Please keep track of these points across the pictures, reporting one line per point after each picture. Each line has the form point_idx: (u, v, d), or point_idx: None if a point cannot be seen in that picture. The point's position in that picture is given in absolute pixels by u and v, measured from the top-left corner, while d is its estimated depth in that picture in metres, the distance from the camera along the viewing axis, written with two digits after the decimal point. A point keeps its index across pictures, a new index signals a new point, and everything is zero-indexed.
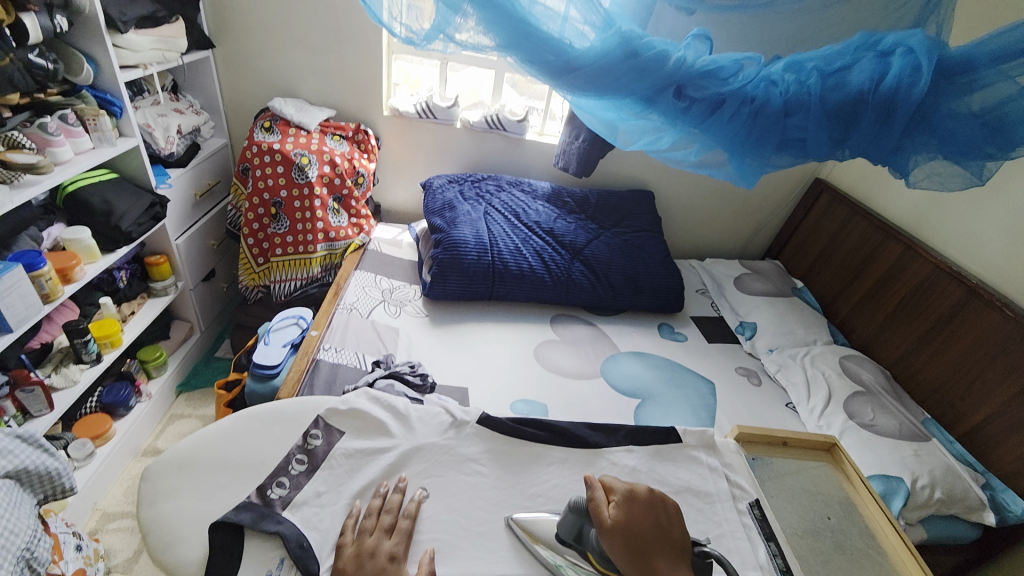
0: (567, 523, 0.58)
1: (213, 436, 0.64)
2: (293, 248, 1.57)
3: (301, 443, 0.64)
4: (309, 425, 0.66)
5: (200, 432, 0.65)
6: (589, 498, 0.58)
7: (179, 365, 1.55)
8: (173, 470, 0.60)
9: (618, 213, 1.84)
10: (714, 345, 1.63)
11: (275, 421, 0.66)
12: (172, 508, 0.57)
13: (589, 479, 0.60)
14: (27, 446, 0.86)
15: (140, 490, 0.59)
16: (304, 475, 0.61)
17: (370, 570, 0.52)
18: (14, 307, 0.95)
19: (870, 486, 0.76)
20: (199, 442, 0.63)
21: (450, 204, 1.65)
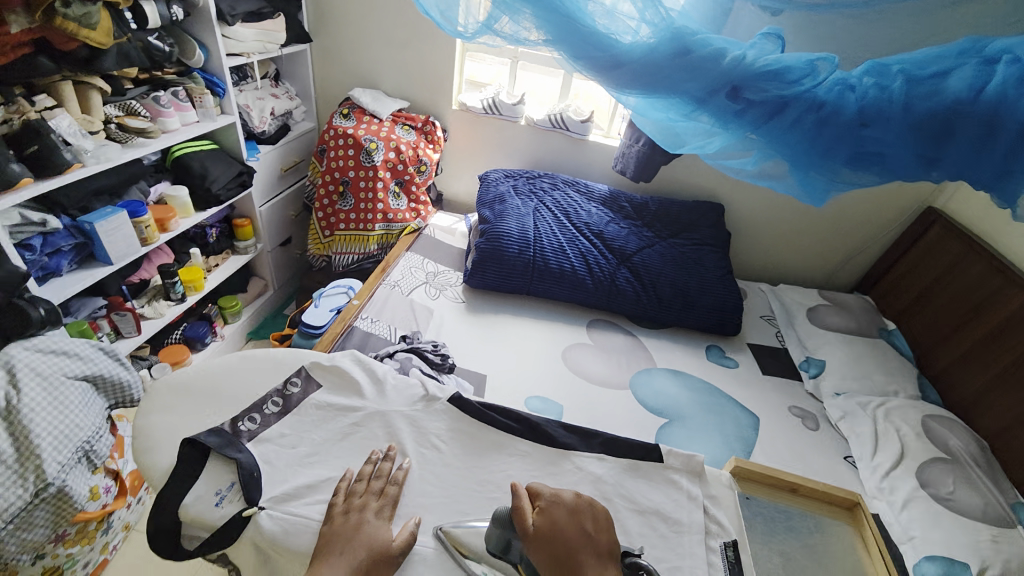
0: (494, 536, 0.56)
1: (211, 369, 0.70)
2: (355, 225, 1.70)
3: (279, 388, 0.69)
4: (291, 374, 0.71)
5: (204, 363, 0.72)
6: (514, 506, 0.56)
7: (251, 316, 1.76)
8: (171, 390, 0.67)
9: (678, 223, 1.74)
10: (768, 378, 1.47)
11: (266, 365, 0.72)
12: (161, 420, 0.63)
13: (514, 488, 0.58)
14: (106, 357, 1.04)
15: (141, 401, 0.66)
16: (275, 416, 0.66)
17: (354, 522, 0.55)
18: (117, 244, 1.17)
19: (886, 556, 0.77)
20: (200, 370, 0.70)
21: (502, 197, 1.68)
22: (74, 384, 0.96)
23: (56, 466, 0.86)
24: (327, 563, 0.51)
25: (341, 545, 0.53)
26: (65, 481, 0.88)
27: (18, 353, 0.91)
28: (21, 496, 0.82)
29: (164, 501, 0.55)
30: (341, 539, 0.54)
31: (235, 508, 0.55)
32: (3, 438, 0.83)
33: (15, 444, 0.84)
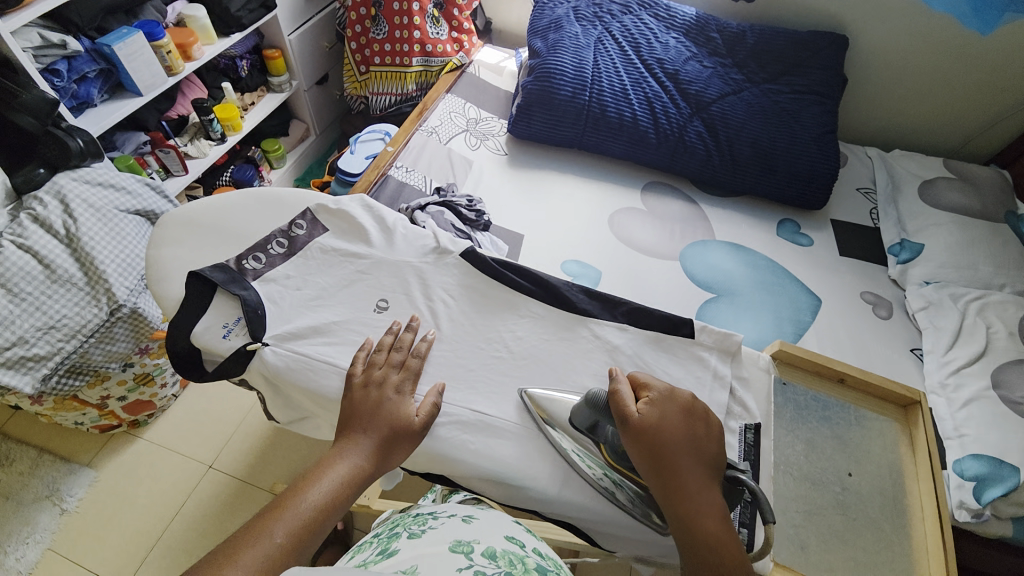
0: (581, 414, 0.54)
1: (223, 205, 0.68)
2: (391, 59, 1.52)
3: (284, 229, 0.67)
4: (297, 216, 0.68)
5: (211, 198, 0.69)
6: (613, 390, 0.53)
7: (296, 161, 1.73)
8: (180, 224, 0.66)
9: (782, 61, 1.38)
10: (845, 260, 1.28)
11: (272, 204, 0.69)
12: (169, 253, 0.64)
13: (615, 373, 0.55)
14: (154, 194, 1.08)
15: (153, 233, 0.66)
16: (281, 257, 0.65)
17: (375, 398, 0.54)
18: (141, 72, 1.12)
19: (935, 455, 0.71)
20: (207, 205, 0.68)
21: (557, 24, 1.40)
22: (127, 218, 1.01)
23: (127, 290, 0.96)
24: (352, 436, 0.53)
25: (365, 419, 0.54)
26: (138, 303, 0.97)
27: (66, 184, 0.96)
28: (96, 315, 0.93)
29: (176, 328, 0.57)
30: (363, 414, 0.54)
31: (242, 341, 0.57)
32: (71, 263, 0.93)
33: (83, 268, 0.94)
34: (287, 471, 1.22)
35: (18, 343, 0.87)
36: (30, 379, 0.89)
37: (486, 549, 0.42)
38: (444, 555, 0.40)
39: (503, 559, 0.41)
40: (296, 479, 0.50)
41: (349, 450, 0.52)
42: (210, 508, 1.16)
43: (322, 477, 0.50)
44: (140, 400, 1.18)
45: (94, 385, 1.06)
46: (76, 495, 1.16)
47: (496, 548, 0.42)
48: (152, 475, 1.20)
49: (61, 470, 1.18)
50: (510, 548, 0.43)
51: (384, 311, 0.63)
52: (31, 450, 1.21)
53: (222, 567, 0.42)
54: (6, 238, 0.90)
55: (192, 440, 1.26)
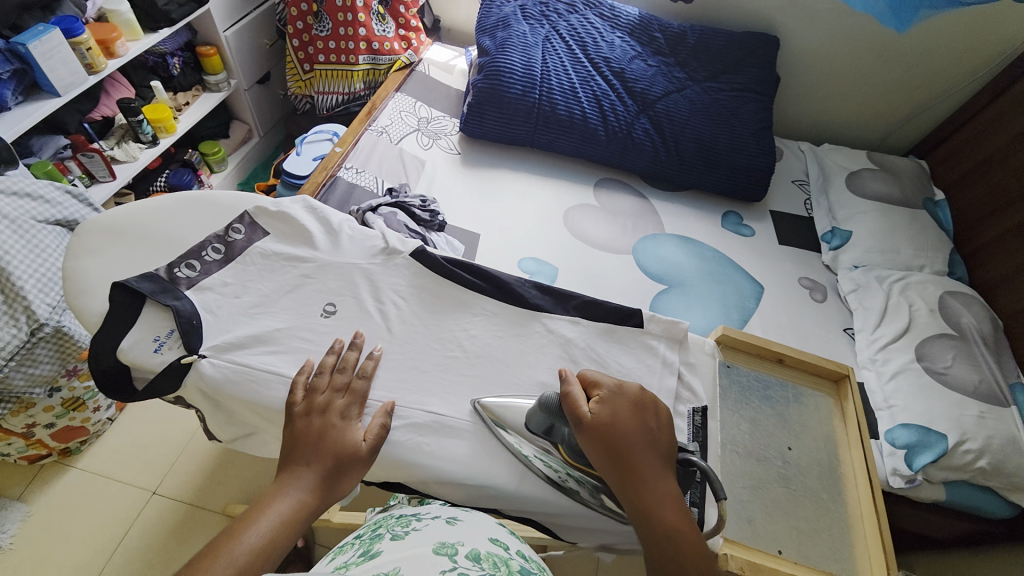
0: (537, 418, 0.54)
1: (149, 212, 0.64)
2: (336, 57, 1.48)
3: (220, 234, 0.63)
4: (234, 220, 0.65)
5: (137, 204, 0.65)
6: (565, 393, 0.54)
7: (239, 165, 1.65)
8: (101, 232, 0.61)
9: (720, 60, 1.44)
10: (784, 249, 1.36)
11: (206, 208, 0.65)
12: (89, 264, 0.59)
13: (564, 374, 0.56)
14: (76, 201, 1.00)
15: (70, 243, 0.61)
16: (217, 264, 0.61)
17: (318, 426, 0.52)
18: (58, 72, 1.03)
19: (863, 424, 0.76)
20: (132, 211, 0.63)
21: (505, 22, 1.40)
22: (45, 228, 0.92)
23: (47, 308, 0.88)
24: (294, 470, 0.50)
25: (308, 450, 0.51)
26: (61, 322, 0.91)
27: None
28: (15, 337, 0.85)
29: (100, 344, 0.53)
30: (306, 444, 0.51)
31: (176, 355, 0.54)
32: None
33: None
34: (243, 489, 1.17)
35: None
36: None
37: (470, 551, 0.40)
38: (428, 557, 0.38)
39: (488, 560, 0.39)
40: (230, 522, 0.46)
41: (291, 486, 0.49)
42: (160, 534, 1.09)
43: (261, 518, 0.46)
44: (72, 425, 1.09)
45: (18, 413, 0.98)
46: (11, 530, 1.06)
47: (481, 549, 0.41)
48: (90, 506, 1.11)
49: None
50: (494, 551, 0.42)
51: (332, 316, 0.61)
52: None
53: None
54: None
55: (136, 464, 1.17)
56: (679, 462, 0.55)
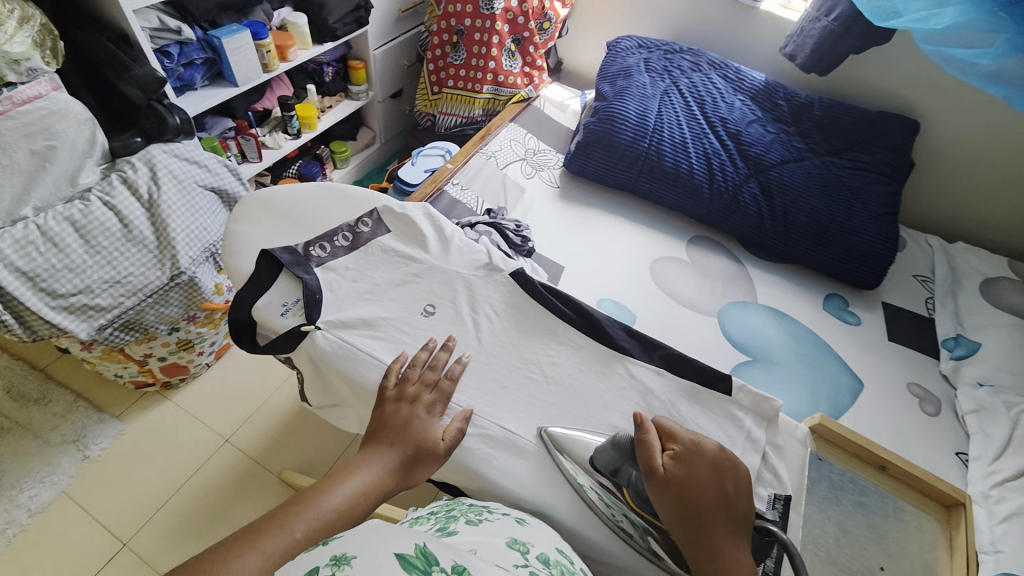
0: (606, 454, 0.54)
1: (293, 193, 0.73)
2: (463, 83, 1.62)
3: (351, 224, 0.70)
4: (365, 213, 0.72)
5: (290, 186, 0.74)
6: (639, 441, 0.53)
7: (359, 165, 1.83)
8: (257, 205, 0.71)
9: (846, 137, 1.38)
10: (892, 346, 1.23)
11: (343, 199, 0.73)
12: (244, 229, 0.68)
13: (639, 419, 0.54)
14: (229, 174, 1.15)
15: (233, 210, 0.71)
16: (344, 250, 0.68)
17: (404, 414, 0.55)
18: (241, 66, 1.23)
19: (971, 565, 0.70)
20: (285, 191, 0.73)
21: (627, 72, 1.45)
22: (202, 193, 1.08)
23: (189, 259, 1.03)
24: (377, 447, 0.53)
25: (392, 433, 0.54)
26: (195, 273, 1.05)
27: (157, 155, 1.03)
28: (159, 277, 1.01)
29: (240, 299, 0.61)
30: (392, 426, 0.55)
31: (296, 322, 0.60)
32: (147, 226, 1.00)
33: (157, 233, 1.01)
34: (300, 457, 1.24)
35: (85, 291, 0.94)
36: (87, 326, 0.95)
37: (540, 555, 0.46)
38: (503, 547, 0.44)
39: (556, 567, 0.45)
40: (318, 481, 0.50)
41: (372, 459, 0.53)
42: (222, 481, 1.18)
43: (344, 481, 0.51)
44: (179, 363, 1.24)
45: (142, 343, 1.13)
46: (101, 444, 1.20)
47: (549, 555, 0.46)
48: (172, 439, 1.24)
49: (93, 418, 1.23)
50: (561, 560, 0.47)
51: (431, 316, 0.65)
52: (68, 394, 1.27)
53: (242, 549, 0.42)
54: (95, 195, 0.97)
55: (217, 410, 1.30)
56: (755, 529, 0.53)
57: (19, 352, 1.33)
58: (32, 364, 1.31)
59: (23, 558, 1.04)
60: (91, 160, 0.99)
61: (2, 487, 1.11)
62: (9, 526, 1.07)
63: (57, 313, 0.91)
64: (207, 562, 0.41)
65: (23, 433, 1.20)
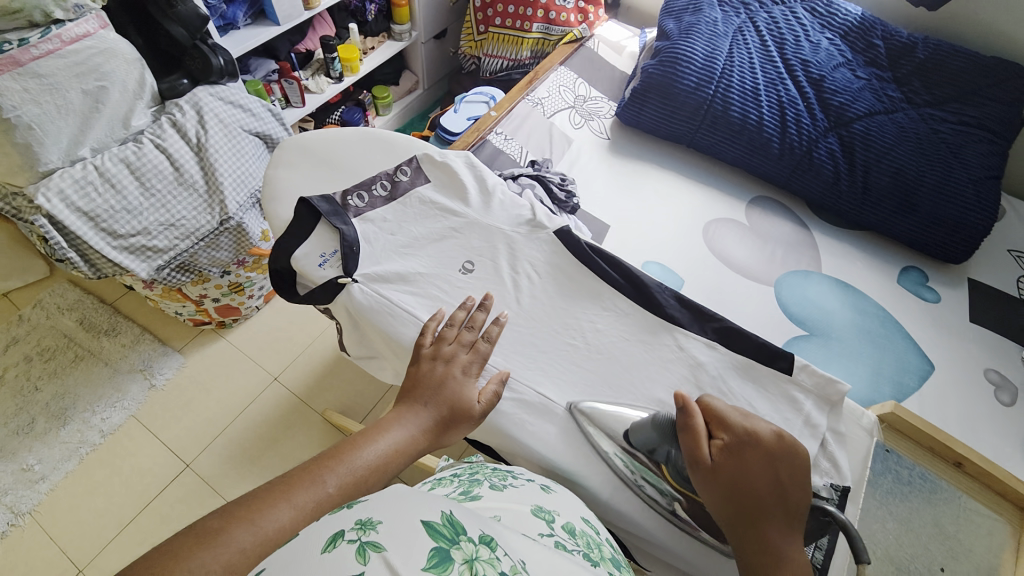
0: (644, 434, 0.52)
1: (334, 138, 0.70)
2: (512, 22, 1.51)
3: (390, 173, 0.67)
4: (404, 162, 0.69)
5: (329, 131, 0.72)
6: (682, 423, 0.50)
7: (401, 112, 1.78)
8: (296, 150, 0.69)
9: (952, 85, 1.19)
10: (973, 327, 1.11)
11: (382, 146, 0.70)
12: (283, 175, 0.67)
13: (683, 400, 0.51)
14: (273, 119, 1.15)
15: (273, 155, 0.69)
16: (382, 200, 0.65)
17: (440, 373, 0.54)
18: (283, 3, 1.18)
19: None
20: (324, 137, 0.70)
21: (696, 6, 1.29)
22: (248, 137, 1.09)
23: (237, 205, 1.06)
24: (412, 406, 0.52)
25: (428, 391, 0.53)
26: (243, 220, 1.08)
27: (204, 98, 1.03)
28: (208, 222, 1.04)
29: (280, 248, 0.60)
30: (426, 385, 0.53)
31: (334, 274, 0.59)
32: (196, 170, 1.02)
33: (206, 177, 1.03)
34: (342, 399, 1.30)
35: (142, 232, 0.98)
36: (147, 266, 1.01)
37: (566, 524, 0.45)
38: (528, 516, 0.43)
39: (581, 538, 0.43)
40: (353, 435, 0.50)
41: (405, 418, 0.51)
42: (270, 417, 1.26)
43: (376, 438, 0.50)
44: (231, 304, 1.31)
45: (197, 284, 1.19)
46: (164, 374, 1.30)
47: (575, 526, 0.45)
48: (226, 375, 1.32)
49: (156, 350, 1.33)
50: (588, 531, 0.45)
51: (469, 273, 0.62)
52: (134, 327, 1.37)
53: (276, 501, 0.42)
54: (147, 137, 0.98)
55: (267, 351, 1.37)
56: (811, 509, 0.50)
57: (92, 287, 1.44)
58: (102, 299, 1.42)
59: (102, 470, 1.17)
60: (141, 103, 0.99)
61: (81, 408, 1.24)
62: (84, 444, 1.19)
63: (118, 252, 0.96)
64: (241, 510, 0.40)
65: (96, 360, 1.31)
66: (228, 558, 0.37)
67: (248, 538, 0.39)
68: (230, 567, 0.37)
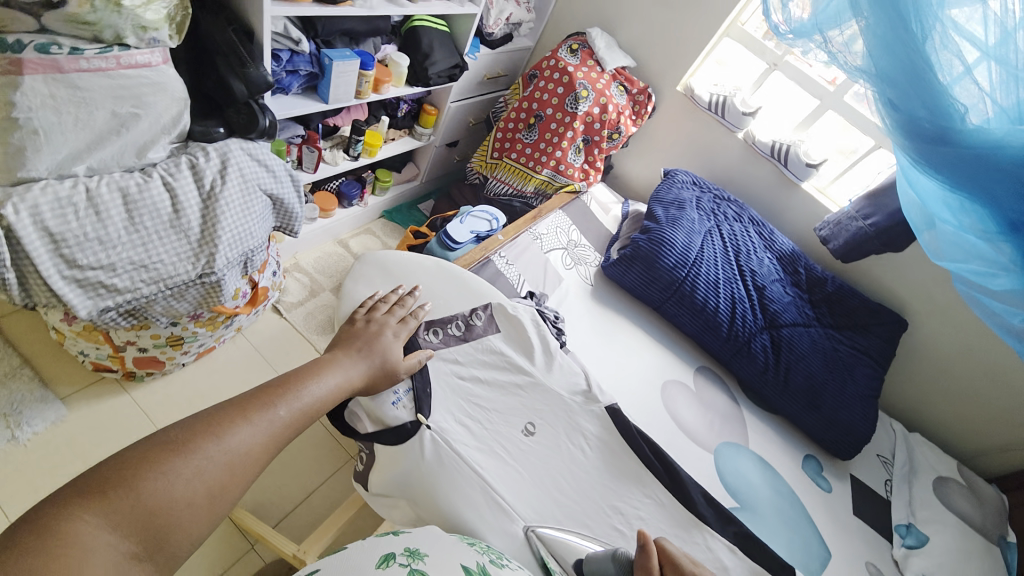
0: (602, 564, 0.67)
1: (424, 272, 0.98)
2: (525, 160, 1.68)
3: (468, 317, 0.92)
4: (479, 310, 0.93)
5: (411, 257, 1.01)
6: (642, 562, 0.64)
7: (395, 195, 1.82)
8: (375, 267, 0.98)
9: (850, 318, 1.53)
10: (855, 520, 1.30)
11: (461, 286, 0.98)
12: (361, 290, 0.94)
13: (644, 541, 0.65)
14: (290, 185, 1.10)
15: (356, 266, 0.99)
16: (455, 339, 0.89)
17: (372, 331, 0.76)
18: (338, 88, 1.21)
19: None
20: (405, 261, 0.99)
21: (680, 203, 1.56)
22: (260, 196, 1.03)
23: (225, 261, 0.96)
24: (347, 356, 0.71)
25: (359, 343, 0.74)
26: (223, 276, 0.98)
27: (234, 150, 0.98)
28: (187, 271, 0.92)
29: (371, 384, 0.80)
30: (361, 337, 0.75)
31: (408, 415, 0.78)
32: (195, 217, 0.93)
33: (203, 226, 0.94)
34: (256, 493, 1.14)
35: (106, 268, 0.84)
36: (91, 305, 0.85)
37: None
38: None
39: None
40: (300, 374, 0.64)
41: (343, 363, 0.69)
42: None
43: (321, 379, 0.65)
44: (156, 358, 1.12)
45: (131, 330, 1.02)
46: (35, 427, 1.05)
47: None
48: (117, 438, 1.09)
49: (33, 394, 1.08)
50: None
51: (529, 433, 0.84)
52: (14, 358, 1.12)
53: (235, 420, 0.54)
54: (158, 172, 0.90)
55: (177, 416, 1.16)
56: None
57: None
58: None
59: None
60: (166, 137, 0.92)
61: None
62: None
63: (65, 283, 0.81)
64: (204, 428, 0.52)
65: None
66: (198, 462, 0.49)
67: (216, 449, 0.51)
68: (204, 471, 0.49)
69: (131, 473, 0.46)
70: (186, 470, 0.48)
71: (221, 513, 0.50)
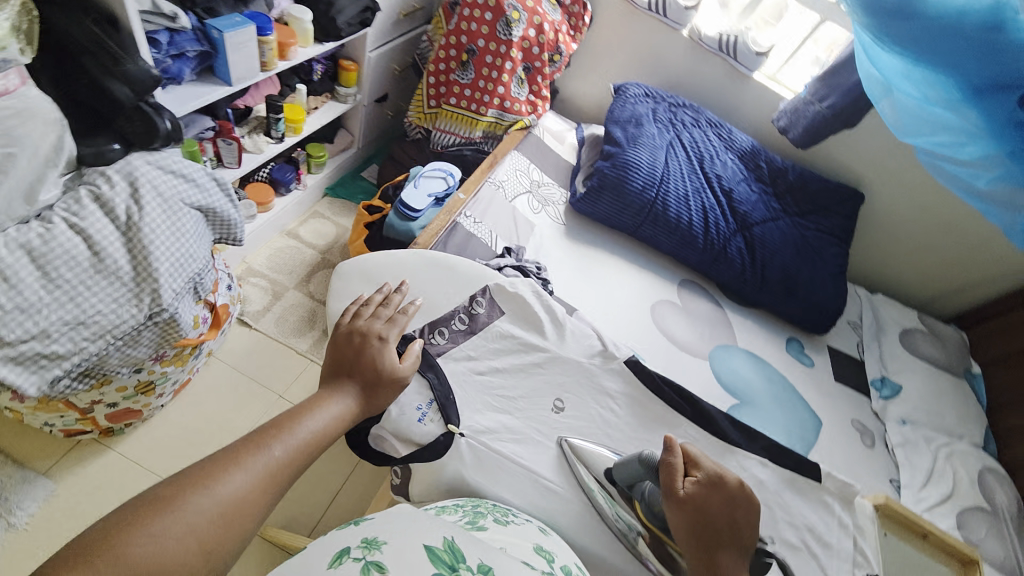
0: (629, 471, 0.77)
1: (412, 270, 0.95)
2: (467, 103, 1.55)
3: (470, 309, 0.92)
4: (479, 298, 0.94)
5: (392, 255, 0.97)
6: (666, 460, 0.73)
7: (334, 169, 1.66)
8: (358, 277, 0.93)
9: (813, 202, 1.57)
10: (839, 386, 1.41)
11: (453, 276, 0.96)
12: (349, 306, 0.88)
13: (668, 441, 0.75)
14: (219, 190, 0.95)
15: (336, 281, 0.93)
16: (463, 335, 0.90)
17: (358, 345, 0.70)
18: (240, 65, 1.04)
19: None
20: (388, 260, 0.95)
21: (637, 120, 1.50)
22: (188, 213, 0.89)
23: (172, 294, 0.84)
24: (343, 383, 0.66)
25: (350, 360, 0.68)
26: (178, 310, 0.87)
27: (139, 166, 0.84)
28: (134, 317, 0.81)
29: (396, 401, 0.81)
30: (350, 351, 0.70)
31: (439, 425, 0.80)
32: (121, 254, 0.81)
33: (134, 262, 0.82)
34: (282, 510, 1.13)
35: (39, 336, 0.74)
36: (38, 380, 0.75)
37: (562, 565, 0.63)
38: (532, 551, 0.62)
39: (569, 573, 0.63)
40: (293, 409, 0.60)
41: (338, 393, 0.65)
42: None
43: (315, 412, 0.61)
44: (131, 408, 1.04)
45: (92, 389, 0.93)
46: (27, 509, 0.98)
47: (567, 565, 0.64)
48: (118, 496, 1.03)
49: (11, 477, 1.00)
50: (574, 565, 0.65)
51: (559, 408, 0.88)
52: None
53: (227, 466, 0.52)
54: (57, 215, 0.78)
55: (175, 458, 1.10)
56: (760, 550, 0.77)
57: None
58: None
59: None
60: (55, 171, 0.80)
61: None
62: None
63: None
64: (193, 480, 0.50)
65: None
66: (188, 518, 0.47)
67: (208, 499, 0.49)
68: (196, 526, 0.47)
69: (118, 538, 0.43)
70: (178, 527, 0.46)
71: (221, 564, 0.48)
